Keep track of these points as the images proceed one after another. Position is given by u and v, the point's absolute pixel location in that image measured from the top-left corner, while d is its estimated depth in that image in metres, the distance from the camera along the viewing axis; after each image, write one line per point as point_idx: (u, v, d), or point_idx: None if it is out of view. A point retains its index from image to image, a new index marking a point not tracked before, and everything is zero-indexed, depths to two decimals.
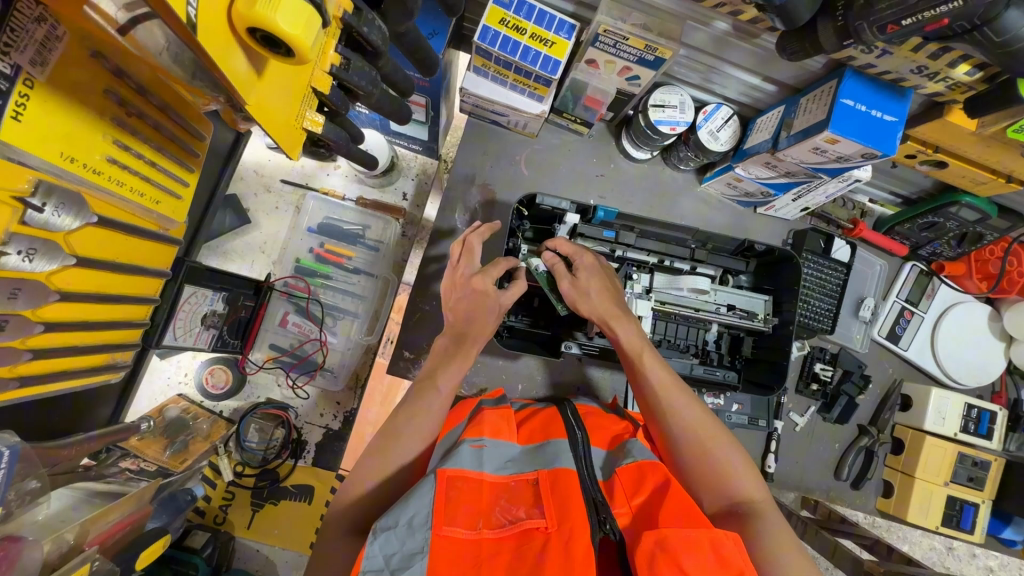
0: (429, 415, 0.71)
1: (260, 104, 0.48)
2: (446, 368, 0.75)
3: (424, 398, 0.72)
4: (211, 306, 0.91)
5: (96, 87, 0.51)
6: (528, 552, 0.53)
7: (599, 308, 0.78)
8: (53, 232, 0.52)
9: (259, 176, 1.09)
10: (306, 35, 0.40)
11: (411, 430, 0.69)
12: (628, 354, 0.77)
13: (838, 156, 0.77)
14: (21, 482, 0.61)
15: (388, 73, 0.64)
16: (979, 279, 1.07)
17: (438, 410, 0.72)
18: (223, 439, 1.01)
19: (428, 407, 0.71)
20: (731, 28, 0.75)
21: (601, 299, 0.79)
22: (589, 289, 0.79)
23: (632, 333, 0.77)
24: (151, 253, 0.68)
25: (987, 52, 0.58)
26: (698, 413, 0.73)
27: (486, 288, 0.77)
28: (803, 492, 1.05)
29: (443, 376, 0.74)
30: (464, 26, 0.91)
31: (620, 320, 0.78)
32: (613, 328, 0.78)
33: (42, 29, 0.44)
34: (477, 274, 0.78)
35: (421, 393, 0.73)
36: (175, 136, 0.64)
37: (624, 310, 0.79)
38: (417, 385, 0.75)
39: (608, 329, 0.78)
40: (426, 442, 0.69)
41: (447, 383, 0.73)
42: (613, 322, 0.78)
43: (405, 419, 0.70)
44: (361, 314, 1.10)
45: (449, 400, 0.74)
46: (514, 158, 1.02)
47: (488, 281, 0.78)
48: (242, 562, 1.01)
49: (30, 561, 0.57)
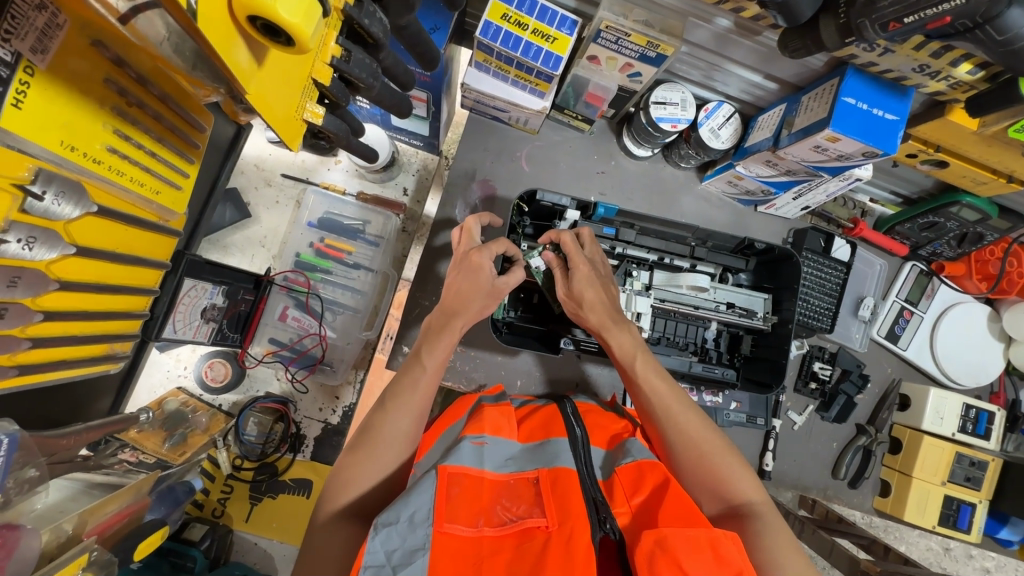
0: (419, 397, 0.70)
1: (260, 95, 0.47)
2: (432, 344, 0.73)
3: (410, 376, 0.71)
4: (211, 299, 0.92)
5: (96, 76, 0.51)
6: (529, 550, 0.53)
7: (593, 317, 0.78)
8: (53, 221, 0.52)
9: (259, 170, 1.09)
10: (307, 24, 0.40)
11: (409, 425, 0.68)
12: (623, 362, 0.77)
13: (838, 155, 0.77)
14: (20, 470, 0.62)
15: (389, 67, 0.64)
16: (978, 279, 1.07)
17: (426, 387, 0.71)
18: (223, 432, 1.02)
19: (415, 387, 0.70)
20: (733, 25, 0.75)
21: (596, 309, 0.78)
22: (584, 300, 0.78)
23: (626, 341, 0.77)
24: (151, 245, 0.69)
25: (989, 51, 0.58)
26: (692, 417, 0.73)
27: (483, 260, 0.75)
28: (800, 490, 1.06)
29: (429, 354, 0.73)
30: (466, 21, 0.91)
31: (614, 330, 0.78)
32: (606, 337, 0.78)
33: (43, 17, 0.44)
34: (473, 249, 0.77)
35: (408, 369, 0.73)
36: (174, 127, 0.63)
37: (617, 318, 0.78)
38: (405, 363, 0.74)
39: (602, 337, 0.78)
40: (414, 417, 0.69)
41: (433, 359, 0.72)
42: (606, 331, 0.78)
43: (391, 398, 0.69)
44: (361, 309, 1.09)
45: (435, 378, 0.73)
46: (515, 154, 1.01)
47: (486, 254, 0.76)
48: (240, 556, 1.01)
49: (28, 551, 0.57)
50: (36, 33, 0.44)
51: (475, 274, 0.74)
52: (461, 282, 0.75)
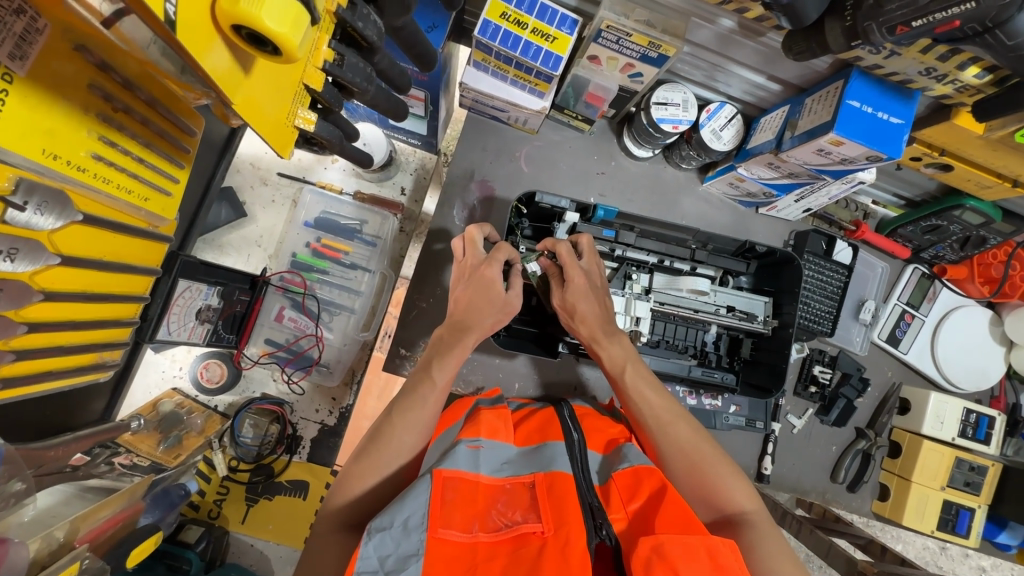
0: (427, 411, 0.69)
1: (248, 102, 0.46)
2: (441, 359, 0.73)
3: (420, 392, 0.70)
4: (206, 301, 0.91)
5: (79, 81, 0.50)
6: (523, 556, 0.52)
7: (584, 329, 0.78)
8: (35, 231, 0.51)
9: (256, 168, 1.08)
10: (294, 33, 0.39)
11: (415, 440, 0.67)
12: (613, 373, 0.77)
13: (841, 158, 0.76)
14: (5, 483, 0.61)
15: (385, 70, 0.63)
16: (981, 283, 1.05)
17: (435, 405, 0.70)
18: (218, 434, 1.01)
19: (424, 405, 0.69)
20: (736, 25, 0.73)
21: (587, 322, 0.77)
22: (577, 311, 0.77)
23: (617, 353, 0.77)
24: (141, 251, 0.68)
25: (998, 56, 0.56)
26: (684, 428, 0.72)
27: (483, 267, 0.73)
28: (798, 493, 1.05)
29: (438, 370, 0.72)
30: (465, 18, 0.89)
31: (604, 342, 0.77)
32: (596, 348, 0.78)
33: (22, 21, 0.42)
34: (483, 263, 0.77)
35: (417, 385, 0.71)
36: (163, 132, 0.62)
37: (610, 330, 0.78)
38: (415, 376, 0.73)
39: (592, 348, 0.78)
40: (415, 430, 0.68)
41: (443, 375, 0.71)
42: (597, 342, 0.77)
43: (401, 413, 0.68)
44: (358, 310, 1.08)
45: (444, 396, 0.72)
46: (514, 154, 1.00)
47: (496, 268, 0.76)
48: (237, 557, 1.01)
49: (17, 560, 0.56)
50: (15, 39, 0.42)
51: (482, 291, 0.75)
52: (473, 297, 0.76)
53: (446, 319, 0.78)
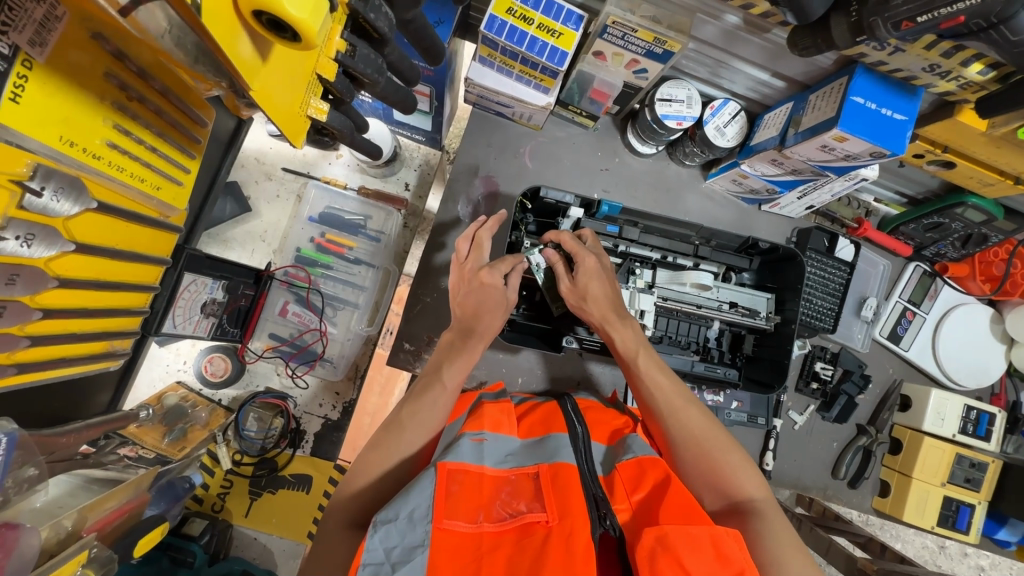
0: (436, 414, 0.70)
1: (264, 90, 0.47)
2: (452, 363, 0.75)
3: (429, 396, 0.71)
4: (211, 294, 0.91)
5: (95, 69, 0.50)
6: (528, 545, 0.52)
7: (596, 311, 0.78)
8: (52, 217, 0.52)
9: (260, 163, 1.08)
10: (314, 20, 0.39)
11: (420, 439, 0.68)
12: (625, 357, 0.78)
13: (845, 155, 0.77)
14: (19, 470, 0.62)
15: (394, 62, 0.63)
16: (982, 281, 1.07)
17: (443, 408, 0.71)
18: (223, 427, 1.01)
19: (434, 406, 0.71)
20: (741, 22, 0.74)
21: (599, 304, 0.78)
22: (588, 293, 0.78)
23: (629, 337, 0.78)
24: (152, 241, 0.68)
25: (1002, 51, 0.57)
26: (696, 414, 0.73)
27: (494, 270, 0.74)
28: (799, 490, 1.05)
29: (448, 373, 0.74)
30: (471, 14, 0.89)
31: (617, 324, 0.78)
32: (609, 331, 0.79)
33: (42, 9, 0.43)
34: (487, 268, 0.77)
35: (427, 388, 0.72)
36: (177, 123, 0.63)
37: (621, 315, 0.79)
38: (425, 380, 0.74)
39: (605, 331, 0.79)
40: (421, 426, 0.69)
41: (453, 380, 0.73)
42: (610, 325, 0.78)
43: (409, 415, 0.69)
44: (362, 305, 1.09)
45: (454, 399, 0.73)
46: (518, 150, 1.01)
47: (498, 275, 0.76)
48: (239, 551, 1.00)
49: (28, 549, 0.57)
50: (35, 26, 0.43)
51: (487, 285, 0.76)
52: (479, 290, 0.76)
53: (451, 323, 0.80)
